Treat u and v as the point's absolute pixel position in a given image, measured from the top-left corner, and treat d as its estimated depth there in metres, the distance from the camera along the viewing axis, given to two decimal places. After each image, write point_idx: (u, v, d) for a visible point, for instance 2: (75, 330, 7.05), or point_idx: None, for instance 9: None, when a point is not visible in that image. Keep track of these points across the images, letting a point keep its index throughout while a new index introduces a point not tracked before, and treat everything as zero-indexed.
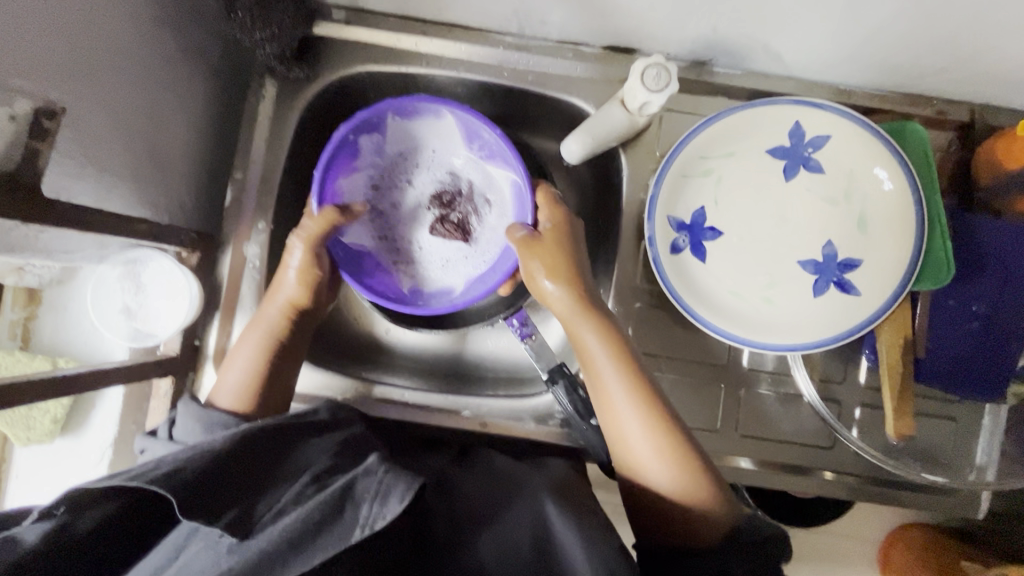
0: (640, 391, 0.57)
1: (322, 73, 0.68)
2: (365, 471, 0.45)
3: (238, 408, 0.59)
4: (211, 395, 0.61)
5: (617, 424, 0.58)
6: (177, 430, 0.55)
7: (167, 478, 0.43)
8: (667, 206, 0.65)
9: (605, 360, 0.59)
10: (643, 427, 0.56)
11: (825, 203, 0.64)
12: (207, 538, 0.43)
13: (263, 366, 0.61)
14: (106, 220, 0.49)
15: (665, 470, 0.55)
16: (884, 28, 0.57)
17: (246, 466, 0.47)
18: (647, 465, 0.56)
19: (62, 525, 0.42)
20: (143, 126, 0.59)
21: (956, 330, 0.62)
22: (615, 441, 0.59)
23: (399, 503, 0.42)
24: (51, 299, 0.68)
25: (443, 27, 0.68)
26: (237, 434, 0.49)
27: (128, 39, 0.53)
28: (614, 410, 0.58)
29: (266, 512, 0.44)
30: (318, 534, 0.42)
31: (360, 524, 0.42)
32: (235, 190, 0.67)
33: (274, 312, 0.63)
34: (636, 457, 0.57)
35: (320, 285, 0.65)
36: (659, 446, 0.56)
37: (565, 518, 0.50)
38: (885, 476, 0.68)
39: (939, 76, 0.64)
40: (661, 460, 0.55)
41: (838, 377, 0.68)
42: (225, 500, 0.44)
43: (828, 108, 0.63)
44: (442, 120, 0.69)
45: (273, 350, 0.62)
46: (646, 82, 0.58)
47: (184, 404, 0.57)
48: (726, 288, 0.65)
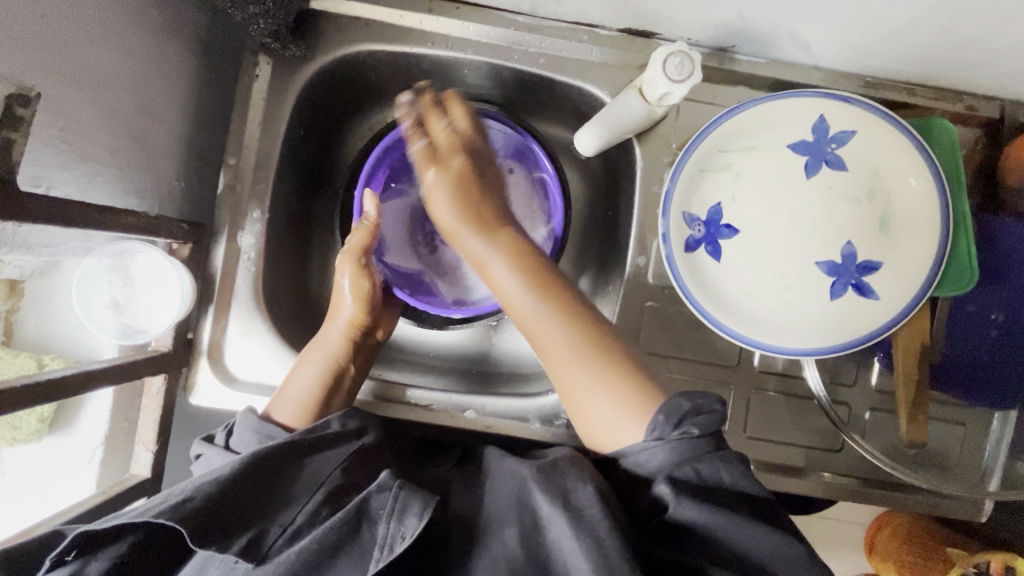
0: (547, 295, 0.58)
1: (319, 51, 0.63)
2: (378, 488, 0.47)
3: (295, 424, 0.59)
4: (268, 409, 0.60)
5: (552, 354, 0.57)
6: (235, 440, 0.56)
7: (175, 511, 0.45)
8: (682, 202, 0.62)
9: (525, 293, 0.58)
10: (563, 338, 0.56)
11: (848, 202, 0.61)
12: (224, 563, 0.45)
13: (325, 382, 0.61)
14: (86, 214, 0.46)
15: (598, 387, 0.54)
16: (922, 18, 0.54)
17: (257, 485, 0.48)
18: (586, 388, 0.55)
19: (75, 570, 0.44)
20: (128, 111, 0.55)
21: (974, 336, 0.62)
22: (556, 379, 0.57)
23: (417, 522, 0.45)
24: (33, 291, 0.64)
25: (450, 4, 0.63)
26: (245, 457, 0.49)
27: (106, 15, 0.49)
28: (545, 340, 0.57)
29: (279, 536, 0.46)
30: (335, 557, 0.45)
31: (378, 544, 0.45)
32: (228, 177, 0.64)
33: (335, 333, 0.64)
34: (569, 379, 0.56)
35: (374, 299, 0.66)
36: (598, 367, 0.55)
37: (555, 511, 0.47)
38: (886, 479, 0.67)
39: (973, 69, 0.61)
40: (603, 384, 0.54)
41: (848, 379, 0.66)
42: (238, 525, 0.46)
43: (854, 102, 0.60)
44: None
45: (336, 370, 0.63)
46: (668, 71, 0.55)
47: (245, 416, 0.57)
48: (741, 288, 0.62)
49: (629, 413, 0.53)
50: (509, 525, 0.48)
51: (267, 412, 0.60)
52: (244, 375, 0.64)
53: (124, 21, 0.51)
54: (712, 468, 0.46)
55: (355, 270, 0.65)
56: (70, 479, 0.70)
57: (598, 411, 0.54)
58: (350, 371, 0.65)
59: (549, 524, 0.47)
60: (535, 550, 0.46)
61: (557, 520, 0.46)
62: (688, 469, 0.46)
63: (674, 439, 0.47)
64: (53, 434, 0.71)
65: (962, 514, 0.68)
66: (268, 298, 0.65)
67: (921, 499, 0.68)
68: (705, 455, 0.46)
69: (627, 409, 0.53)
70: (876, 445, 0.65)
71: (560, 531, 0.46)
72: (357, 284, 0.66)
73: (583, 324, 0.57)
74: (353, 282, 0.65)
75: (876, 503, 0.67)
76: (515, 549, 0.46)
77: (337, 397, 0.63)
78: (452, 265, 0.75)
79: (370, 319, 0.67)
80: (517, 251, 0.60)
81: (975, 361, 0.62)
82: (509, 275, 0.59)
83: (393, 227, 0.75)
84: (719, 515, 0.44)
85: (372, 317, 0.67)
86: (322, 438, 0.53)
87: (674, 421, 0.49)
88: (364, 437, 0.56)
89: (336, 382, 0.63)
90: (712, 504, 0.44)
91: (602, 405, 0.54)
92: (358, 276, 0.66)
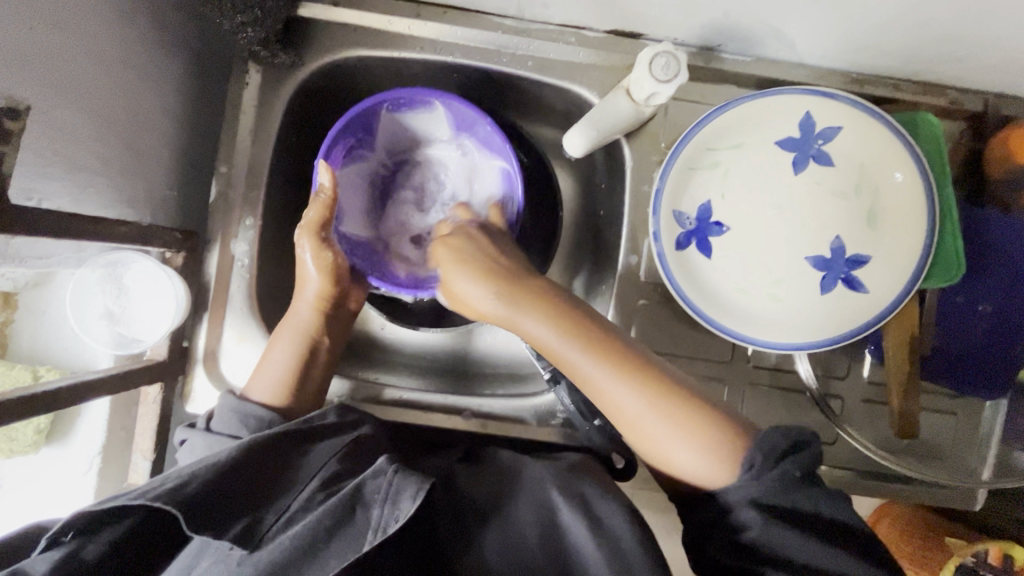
0: (602, 352, 0.54)
1: (309, 58, 0.63)
2: (374, 473, 0.48)
3: (273, 402, 0.60)
4: (248, 387, 0.61)
5: (622, 413, 0.53)
6: (215, 422, 0.57)
7: (171, 495, 0.44)
8: (672, 200, 0.63)
9: (578, 354, 0.54)
10: (635, 398, 0.52)
11: (835, 197, 0.62)
12: (220, 550, 0.46)
13: (301, 363, 0.61)
14: (79, 225, 0.46)
15: (677, 436, 0.51)
16: (903, 14, 0.55)
17: (254, 472, 0.48)
18: (665, 443, 0.52)
19: (72, 551, 0.44)
20: (119, 120, 0.55)
21: (963, 327, 0.62)
22: (627, 428, 0.54)
23: (411, 504, 0.45)
24: (28, 303, 0.64)
25: (437, 9, 0.63)
26: (242, 443, 0.50)
27: (94, 26, 0.49)
28: (618, 403, 0.53)
29: (275, 521, 0.47)
30: (329, 540, 0.45)
31: (372, 526, 0.45)
32: (220, 185, 0.64)
33: (306, 308, 0.63)
34: (647, 438, 0.53)
35: (341, 272, 0.65)
36: (668, 415, 0.52)
37: (573, 513, 0.48)
38: (883, 470, 0.68)
39: (956, 63, 0.61)
40: (678, 432, 0.51)
41: (840, 372, 0.67)
42: (235, 511, 0.46)
43: (840, 98, 0.61)
44: (433, 112, 0.69)
45: (308, 348, 0.62)
46: (654, 71, 0.56)
47: (224, 398, 0.59)
48: (732, 284, 0.63)
49: (716, 459, 0.50)
50: (525, 516, 0.49)
51: (246, 388, 0.62)
52: (238, 381, 0.64)
53: (113, 32, 0.51)
54: (808, 500, 0.46)
55: (316, 245, 0.63)
56: (68, 488, 0.70)
57: (681, 459, 0.51)
58: (324, 344, 0.64)
59: (567, 523, 0.48)
60: (552, 547, 0.47)
61: (575, 521, 0.47)
62: (780, 502, 0.46)
63: (771, 478, 0.47)
64: (49, 445, 0.71)
65: (957, 503, 0.68)
66: (262, 304, 0.65)
67: (917, 490, 0.68)
68: (798, 488, 0.46)
69: (712, 452, 0.50)
70: (869, 436, 0.66)
71: (577, 530, 0.47)
72: (319, 262, 0.63)
73: (643, 368, 0.53)
74: (316, 257, 0.63)
75: (873, 494, 0.68)
76: (531, 546, 0.47)
77: (316, 374, 0.64)
78: (410, 242, 0.75)
79: (337, 291, 0.65)
80: (553, 306, 0.56)
81: (966, 353, 0.63)
82: (553, 336, 0.55)
83: (351, 196, 0.72)
84: (807, 546, 0.45)
85: (341, 288, 0.66)
86: (320, 429, 0.55)
87: (771, 461, 0.47)
88: (359, 429, 0.57)
89: (308, 360, 0.63)
90: (803, 533, 0.45)
91: (685, 454, 0.51)
92: (319, 250, 0.63)
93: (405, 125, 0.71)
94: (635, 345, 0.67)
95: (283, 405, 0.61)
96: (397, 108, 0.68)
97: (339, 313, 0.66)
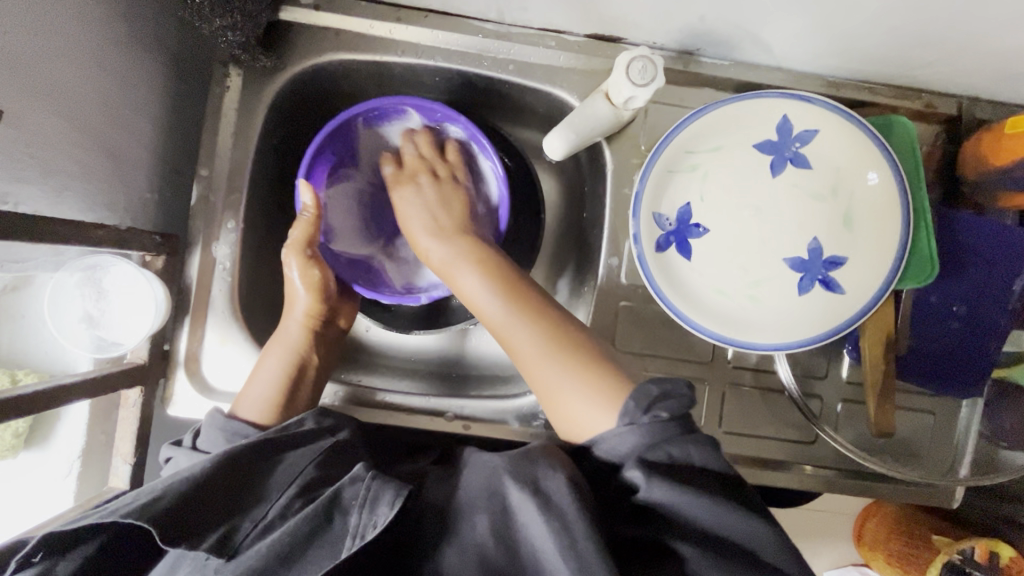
0: (505, 290, 0.61)
1: (291, 61, 0.64)
2: (351, 479, 0.49)
3: (263, 421, 0.60)
4: (234, 408, 0.61)
5: (521, 355, 0.58)
6: (202, 440, 0.56)
7: (143, 511, 0.45)
8: (651, 204, 0.63)
9: (489, 293, 0.61)
10: (531, 340, 0.57)
11: (812, 199, 0.62)
12: (195, 560, 0.45)
13: (288, 378, 0.62)
14: (55, 228, 0.46)
15: (566, 379, 0.55)
16: (875, 19, 0.55)
17: (229, 484, 0.49)
18: (557, 387, 0.56)
19: (43, 571, 0.44)
20: (97, 124, 0.55)
21: (938, 328, 0.63)
22: (526, 369, 0.58)
23: (389, 509, 0.46)
24: (5, 307, 0.63)
25: (418, 13, 0.64)
26: (216, 456, 0.50)
27: (70, 30, 0.49)
28: (519, 342, 0.58)
29: (251, 530, 0.47)
30: (307, 546, 0.45)
31: (350, 533, 0.46)
32: (201, 188, 0.64)
33: (294, 325, 0.65)
34: (541, 382, 0.57)
35: (327, 288, 0.68)
36: (560, 359, 0.56)
37: (523, 497, 0.47)
38: (864, 469, 0.68)
39: (930, 67, 0.62)
40: (572, 377, 0.55)
41: (819, 372, 0.68)
42: (209, 522, 0.46)
43: (815, 101, 0.62)
44: (408, 122, 0.73)
45: (297, 363, 0.63)
46: (631, 75, 0.56)
47: (211, 417, 0.58)
48: (711, 286, 0.64)
49: (597, 398, 0.53)
50: (479, 512, 0.48)
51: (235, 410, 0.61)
52: (219, 385, 0.64)
53: (90, 36, 0.51)
54: (683, 450, 0.47)
55: (304, 264, 0.66)
56: (48, 493, 0.69)
57: (569, 401, 0.55)
58: (311, 361, 0.66)
59: (518, 509, 0.47)
60: (505, 541, 0.46)
61: (526, 506, 0.47)
62: (660, 454, 0.47)
63: (647, 422, 0.48)
64: (28, 449, 0.71)
65: (937, 502, 0.69)
66: (245, 307, 0.66)
67: (898, 488, 0.69)
68: (678, 440, 0.47)
69: (597, 394, 0.53)
70: (849, 436, 0.67)
71: (529, 519, 0.46)
72: (308, 279, 0.66)
73: (542, 314, 0.59)
74: (303, 273, 0.66)
75: (854, 494, 0.69)
76: (485, 540, 0.46)
77: (304, 390, 0.64)
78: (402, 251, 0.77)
79: (325, 307, 0.68)
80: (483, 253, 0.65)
81: (942, 352, 0.64)
82: (470, 274, 0.63)
83: (342, 213, 0.74)
84: (695, 500, 0.45)
85: (329, 305, 0.68)
86: (297, 436, 0.54)
87: (644, 407, 0.49)
88: (339, 434, 0.57)
89: (298, 376, 0.63)
90: (687, 486, 0.45)
91: (574, 397, 0.54)
92: (307, 267, 0.67)
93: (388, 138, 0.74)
94: (617, 347, 0.68)
95: (273, 423, 0.60)
96: (374, 121, 0.71)
97: (328, 330, 0.68)
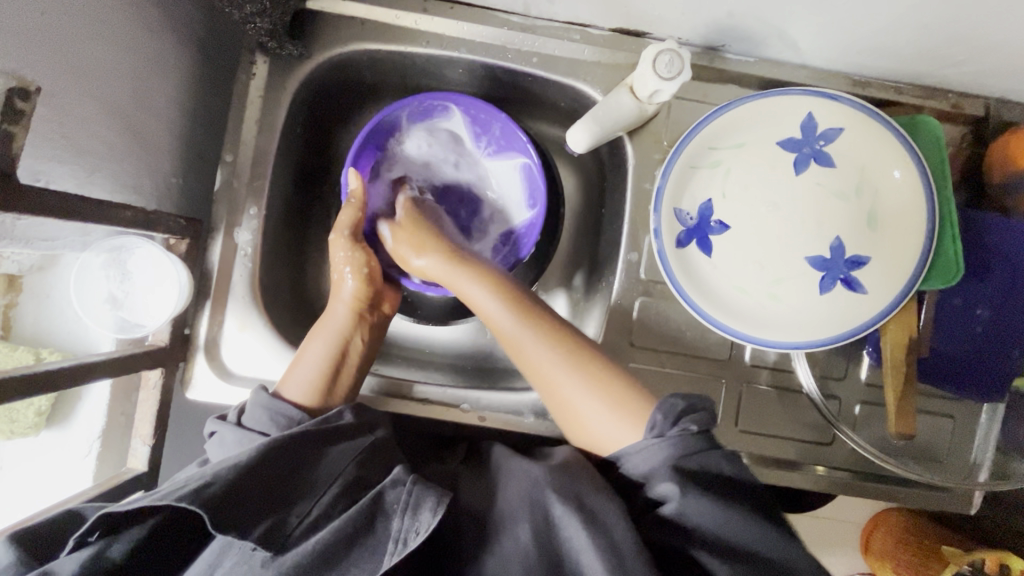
0: (522, 310, 0.61)
1: (316, 50, 0.64)
2: (393, 482, 0.49)
3: (308, 403, 0.60)
4: (279, 388, 0.61)
5: (546, 377, 0.58)
6: (247, 418, 0.56)
7: (196, 496, 0.45)
8: (673, 199, 0.63)
9: (522, 328, 0.59)
10: (556, 362, 0.58)
11: (836, 198, 0.62)
12: (242, 551, 0.46)
13: (332, 361, 0.62)
14: (86, 208, 0.47)
15: (593, 404, 0.55)
16: (907, 17, 0.55)
17: (276, 475, 0.48)
18: (582, 406, 0.56)
19: (97, 552, 0.45)
20: (127, 107, 0.55)
21: (960, 330, 0.63)
22: (552, 395, 0.58)
23: (432, 516, 0.46)
24: (33, 286, 0.66)
25: (444, 4, 0.64)
26: (265, 444, 0.50)
27: (106, 12, 0.50)
28: (542, 363, 0.58)
29: (298, 524, 0.47)
30: (350, 547, 0.46)
31: (393, 537, 0.46)
32: (225, 173, 0.64)
33: (340, 308, 0.65)
34: (568, 405, 0.57)
35: (376, 274, 0.67)
36: (582, 380, 0.56)
37: (568, 513, 0.47)
38: (880, 472, 0.68)
39: (958, 67, 0.62)
40: (593, 390, 0.56)
41: (839, 373, 0.67)
42: (254, 514, 0.46)
43: (841, 100, 0.61)
44: (451, 119, 0.72)
45: (341, 346, 0.63)
46: (658, 69, 0.56)
47: (257, 394, 0.58)
48: (731, 283, 0.63)
49: (624, 417, 0.54)
50: (521, 523, 0.49)
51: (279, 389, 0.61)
52: (239, 369, 0.64)
53: (124, 20, 0.52)
54: (715, 462, 0.47)
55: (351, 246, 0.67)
56: (67, 472, 0.70)
57: (596, 421, 0.55)
58: (359, 343, 0.65)
59: (563, 524, 0.47)
60: (550, 550, 0.47)
61: (570, 521, 0.47)
62: (691, 464, 0.47)
63: (674, 437, 0.48)
64: (50, 428, 0.72)
65: (953, 508, 0.68)
66: (265, 294, 0.66)
67: (914, 493, 0.68)
68: (705, 450, 0.48)
69: (625, 415, 0.54)
70: (867, 438, 0.66)
71: (572, 533, 0.47)
72: (354, 265, 0.66)
73: (561, 333, 0.59)
74: (343, 254, 0.67)
75: (868, 497, 0.68)
76: (527, 546, 0.47)
77: (349, 373, 0.63)
78: None
79: (373, 291, 0.67)
80: (507, 290, 0.62)
81: (964, 356, 0.63)
82: (480, 288, 0.63)
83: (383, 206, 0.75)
84: (725, 515, 0.45)
85: (375, 290, 0.67)
86: (340, 430, 0.54)
87: (672, 420, 0.50)
88: (377, 432, 0.57)
89: (343, 358, 0.63)
90: (717, 499, 0.46)
91: (591, 412, 0.56)
92: (350, 249, 0.67)
93: (425, 135, 0.74)
94: (633, 342, 0.68)
95: (318, 405, 0.60)
96: (416, 117, 0.71)
97: (375, 306, 0.67)
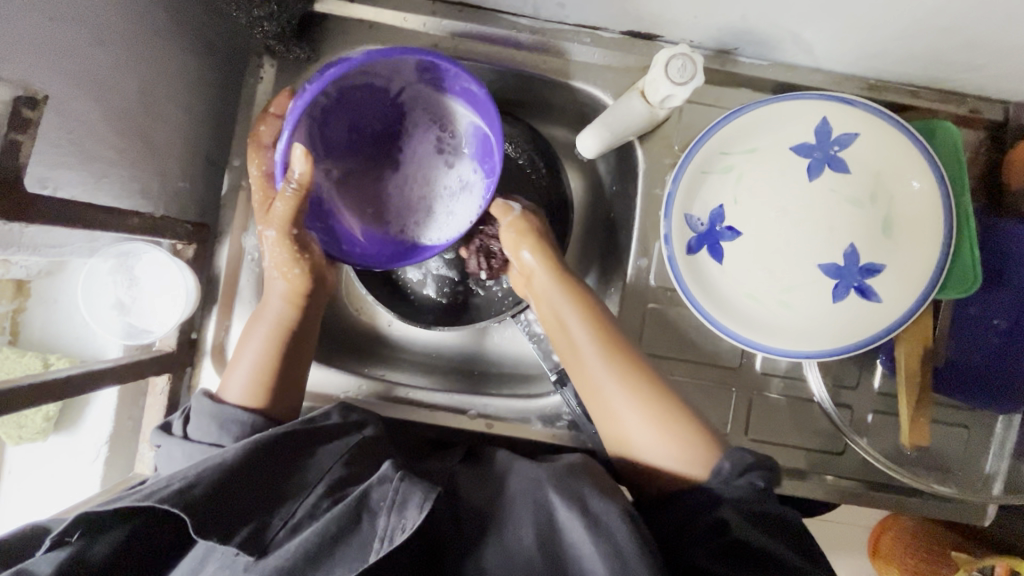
0: (598, 332, 0.59)
1: (323, 53, 0.64)
2: (379, 480, 0.47)
3: (249, 403, 0.58)
4: (222, 389, 0.59)
5: (605, 401, 0.58)
6: (193, 429, 0.56)
7: (180, 497, 0.45)
8: (684, 204, 0.62)
9: (596, 353, 0.58)
10: (621, 389, 0.57)
11: (852, 205, 0.60)
12: (225, 555, 0.46)
13: (272, 358, 0.59)
14: (93, 215, 0.47)
15: (653, 433, 0.55)
16: (925, 21, 0.54)
17: (262, 479, 0.49)
18: (637, 433, 0.56)
19: (77, 553, 0.44)
20: (134, 112, 0.55)
21: (973, 339, 0.62)
22: (607, 417, 0.58)
23: (417, 513, 0.45)
24: (40, 291, 0.66)
25: (453, 7, 0.63)
26: (247, 447, 0.50)
27: (114, 19, 0.49)
28: (604, 389, 0.58)
29: (281, 528, 0.47)
30: (335, 547, 0.45)
31: (379, 536, 0.45)
32: (233, 178, 0.64)
33: (277, 300, 0.61)
34: (622, 427, 0.57)
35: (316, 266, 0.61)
36: (643, 409, 0.56)
37: (572, 515, 0.47)
38: (890, 482, 0.67)
39: (975, 71, 0.61)
40: (652, 423, 0.56)
41: (851, 382, 0.66)
42: (237, 518, 0.46)
43: (856, 104, 0.60)
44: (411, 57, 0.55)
45: (284, 341, 0.61)
46: (670, 73, 0.55)
47: (200, 401, 0.57)
48: (742, 290, 0.62)
49: (682, 453, 0.54)
50: (525, 525, 0.48)
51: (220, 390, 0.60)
52: None
53: (132, 25, 0.51)
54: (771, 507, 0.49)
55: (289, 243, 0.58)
56: (76, 476, 0.71)
57: (650, 450, 0.56)
58: (301, 336, 0.62)
59: (566, 527, 0.47)
60: (551, 550, 0.47)
61: (574, 525, 0.47)
62: (746, 505, 0.49)
63: (741, 483, 0.50)
64: (58, 433, 0.72)
65: (965, 518, 0.67)
66: None
67: (926, 503, 0.67)
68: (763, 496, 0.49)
69: (683, 451, 0.54)
70: (878, 447, 0.65)
71: (577, 537, 0.46)
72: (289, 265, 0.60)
73: (632, 361, 0.58)
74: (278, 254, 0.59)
75: (878, 507, 0.67)
76: (530, 548, 0.47)
77: (295, 370, 0.61)
78: (356, 194, 0.63)
79: (313, 280, 0.62)
80: (592, 314, 0.60)
81: (977, 365, 0.62)
82: (568, 313, 0.61)
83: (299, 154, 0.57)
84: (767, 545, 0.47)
85: (319, 279, 0.62)
86: (326, 430, 0.55)
87: (740, 469, 0.51)
88: (365, 430, 0.57)
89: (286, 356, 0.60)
90: (764, 534, 0.47)
91: (641, 430, 0.56)
92: (283, 246, 0.59)
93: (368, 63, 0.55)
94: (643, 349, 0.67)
95: (258, 405, 0.58)
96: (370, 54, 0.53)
97: (316, 300, 0.63)
